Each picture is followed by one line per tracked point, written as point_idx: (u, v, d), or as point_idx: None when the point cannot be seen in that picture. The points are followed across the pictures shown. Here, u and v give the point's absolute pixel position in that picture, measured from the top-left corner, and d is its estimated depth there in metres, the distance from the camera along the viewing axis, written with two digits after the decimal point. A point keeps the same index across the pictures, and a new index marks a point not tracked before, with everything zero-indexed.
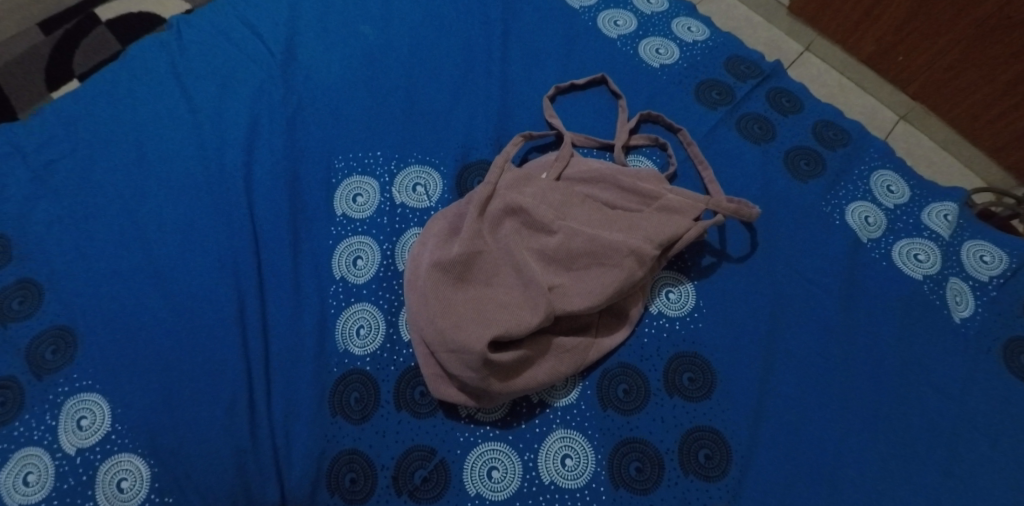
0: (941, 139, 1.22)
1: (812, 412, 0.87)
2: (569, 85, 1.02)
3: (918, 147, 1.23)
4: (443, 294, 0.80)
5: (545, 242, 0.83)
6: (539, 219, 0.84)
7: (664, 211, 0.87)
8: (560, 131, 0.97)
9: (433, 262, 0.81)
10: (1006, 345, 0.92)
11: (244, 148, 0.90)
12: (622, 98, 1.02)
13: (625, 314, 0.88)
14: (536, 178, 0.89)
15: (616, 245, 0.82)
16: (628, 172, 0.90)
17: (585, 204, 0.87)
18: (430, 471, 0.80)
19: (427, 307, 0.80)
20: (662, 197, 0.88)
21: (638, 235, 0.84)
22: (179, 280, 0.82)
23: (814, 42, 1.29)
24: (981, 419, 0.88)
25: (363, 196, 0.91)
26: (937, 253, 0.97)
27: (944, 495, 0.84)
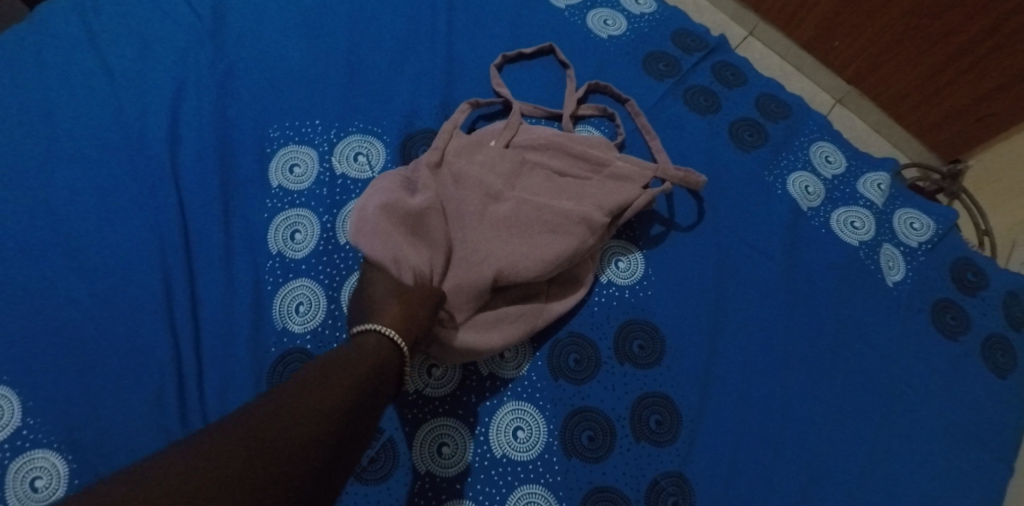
0: (875, 121, 1.25)
1: (756, 377, 0.88)
2: (517, 53, 0.99)
3: (853, 128, 1.25)
4: (395, 238, 0.74)
5: (496, 210, 0.81)
6: (489, 186, 0.82)
7: (614, 179, 0.88)
8: (507, 99, 0.95)
9: (386, 204, 0.76)
10: (935, 307, 0.95)
11: (169, 119, 0.84)
12: (570, 68, 1.01)
13: (578, 279, 0.87)
14: (484, 145, 0.87)
15: (568, 212, 0.82)
16: (576, 139, 0.89)
17: (534, 173, 0.86)
18: (377, 451, 0.77)
19: (381, 247, 0.73)
20: (611, 165, 0.88)
21: (589, 202, 0.84)
22: (98, 261, 0.77)
23: (757, 26, 1.29)
24: (913, 378, 0.91)
25: (300, 166, 0.86)
26: (872, 221, 1.00)
27: (878, 453, 0.86)
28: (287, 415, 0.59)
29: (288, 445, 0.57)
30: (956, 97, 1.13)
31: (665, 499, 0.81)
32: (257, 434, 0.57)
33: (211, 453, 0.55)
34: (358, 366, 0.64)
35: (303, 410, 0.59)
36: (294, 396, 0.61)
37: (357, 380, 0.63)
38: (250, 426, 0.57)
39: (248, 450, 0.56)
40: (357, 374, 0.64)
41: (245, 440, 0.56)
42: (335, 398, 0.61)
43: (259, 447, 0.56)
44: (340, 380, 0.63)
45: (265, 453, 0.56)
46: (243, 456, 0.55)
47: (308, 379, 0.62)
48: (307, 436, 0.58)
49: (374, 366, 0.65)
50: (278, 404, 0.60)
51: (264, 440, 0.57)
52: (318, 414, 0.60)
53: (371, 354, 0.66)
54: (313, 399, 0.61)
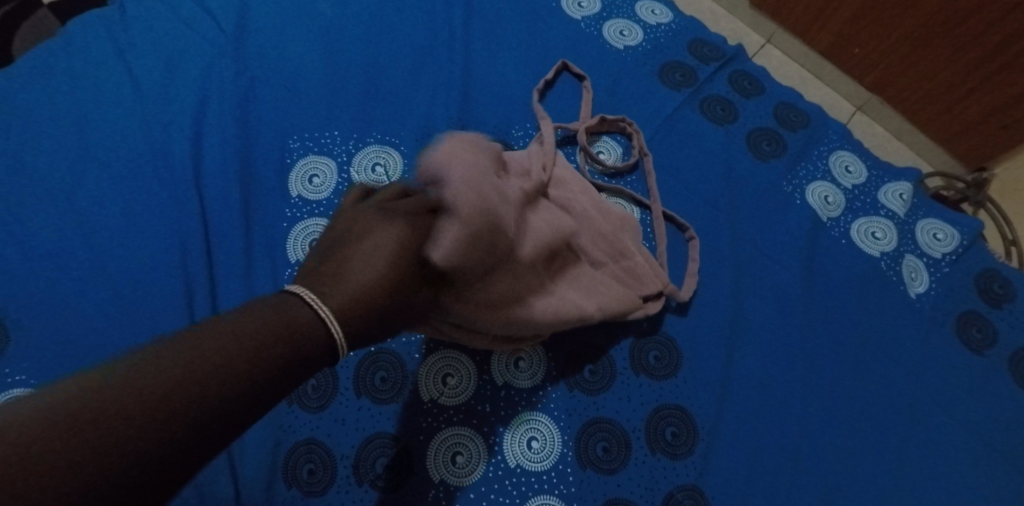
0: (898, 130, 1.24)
1: (775, 389, 0.87)
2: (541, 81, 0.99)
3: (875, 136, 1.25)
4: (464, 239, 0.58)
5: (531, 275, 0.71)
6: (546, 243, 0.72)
7: (625, 274, 0.85)
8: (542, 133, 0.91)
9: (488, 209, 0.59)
10: (959, 320, 0.94)
11: (192, 129, 0.86)
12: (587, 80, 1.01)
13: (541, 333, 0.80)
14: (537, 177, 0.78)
15: (572, 311, 0.77)
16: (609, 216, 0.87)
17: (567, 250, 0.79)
18: (392, 459, 0.78)
19: (451, 242, 0.57)
20: (631, 259, 0.85)
21: (593, 304, 0.79)
22: (122, 268, 0.79)
23: (777, 35, 1.28)
24: (937, 391, 0.89)
25: (319, 177, 0.88)
26: (893, 231, 0.98)
27: (900, 467, 0.85)
28: (154, 387, 0.46)
29: (140, 431, 0.45)
30: (980, 106, 1.11)
31: None
32: (104, 404, 0.44)
33: (39, 409, 0.43)
34: (281, 343, 0.51)
35: (179, 387, 0.46)
36: (183, 360, 0.48)
37: (268, 366, 0.50)
38: (105, 388, 0.45)
39: (86, 420, 0.44)
40: (271, 359, 0.50)
41: (89, 407, 0.44)
42: (229, 384, 0.48)
43: (101, 421, 0.44)
44: (246, 357, 0.49)
45: (105, 431, 0.44)
46: (73, 428, 0.43)
47: (208, 338, 0.49)
48: (165, 423, 0.45)
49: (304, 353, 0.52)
50: (158, 363, 0.47)
51: (112, 415, 0.44)
52: (199, 400, 0.47)
53: (305, 331, 0.52)
54: (202, 374, 0.47)
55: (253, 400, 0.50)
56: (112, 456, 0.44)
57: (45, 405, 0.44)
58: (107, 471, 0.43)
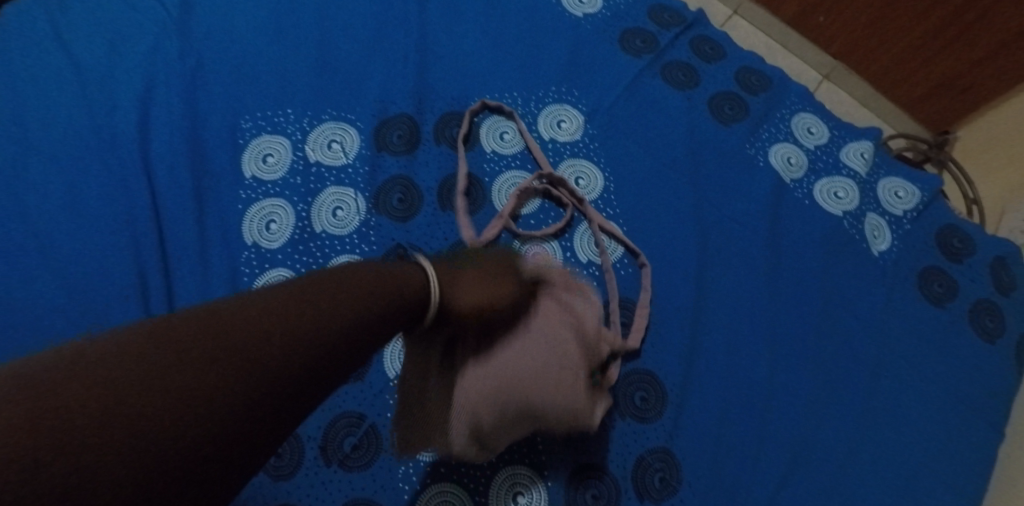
0: (862, 95, 1.24)
1: (741, 351, 0.88)
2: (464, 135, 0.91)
3: (840, 104, 1.25)
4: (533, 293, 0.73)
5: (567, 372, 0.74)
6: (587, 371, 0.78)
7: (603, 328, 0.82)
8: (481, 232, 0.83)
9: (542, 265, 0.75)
10: (921, 275, 0.96)
11: (138, 113, 0.84)
12: (514, 117, 0.95)
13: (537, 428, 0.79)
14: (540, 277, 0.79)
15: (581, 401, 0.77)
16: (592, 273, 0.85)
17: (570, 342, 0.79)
18: (360, 438, 0.79)
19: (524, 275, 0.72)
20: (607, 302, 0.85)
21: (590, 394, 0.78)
22: (71, 257, 0.77)
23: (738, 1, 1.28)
24: (899, 345, 0.91)
25: (273, 156, 0.86)
26: (856, 190, 0.99)
27: (866, 421, 0.87)
28: (232, 327, 0.46)
29: (236, 361, 0.45)
30: (943, 64, 1.12)
31: (652, 476, 0.81)
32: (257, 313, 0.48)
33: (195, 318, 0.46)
34: (344, 300, 0.54)
35: (254, 330, 0.47)
36: (256, 309, 0.48)
37: (340, 319, 0.52)
38: (181, 330, 0.45)
39: (167, 355, 0.43)
40: (347, 301, 0.54)
41: (167, 344, 0.43)
42: (304, 332, 0.49)
43: (219, 334, 0.45)
44: (318, 309, 0.51)
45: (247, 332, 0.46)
46: (155, 361, 0.42)
47: (274, 294, 0.51)
48: (250, 365, 0.45)
49: (367, 309, 0.55)
50: (226, 312, 0.47)
51: (197, 351, 0.44)
52: (279, 344, 0.47)
53: (376, 296, 0.56)
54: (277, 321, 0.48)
55: (326, 351, 0.50)
56: (201, 388, 0.42)
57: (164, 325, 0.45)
58: (193, 408, 0.42)
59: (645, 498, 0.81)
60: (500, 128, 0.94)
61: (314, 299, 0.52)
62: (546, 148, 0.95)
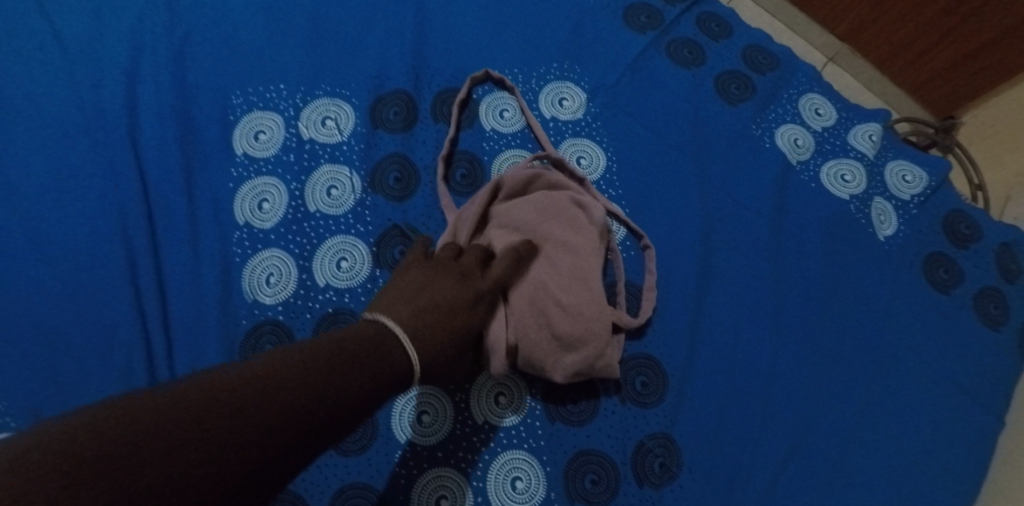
0: (868, 79, 1.22)
1: (743, 336, 0.87)
2: (457, 104, 0.89)
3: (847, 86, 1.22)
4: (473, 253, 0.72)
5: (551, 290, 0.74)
6: (568, 282, 0.75)
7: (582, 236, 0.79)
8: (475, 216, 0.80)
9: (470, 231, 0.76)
10: (927, 261, 0.94)
11: (125, 87, 0.82)
12: (509, 86, 0.92)
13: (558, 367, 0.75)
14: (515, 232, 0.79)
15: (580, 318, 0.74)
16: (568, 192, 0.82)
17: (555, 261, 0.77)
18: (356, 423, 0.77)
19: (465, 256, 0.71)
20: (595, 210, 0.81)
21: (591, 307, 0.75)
22: (56, 236, 0.75)
23: None
24: (904, 330, 0.89)
25: (265, 133, 0.84)
26: (863, 173, 0.97)
27: (868, 409, 0.86)
28: (233, 393, 0.51)
29: (246, 430, 0.50)
30: (952, 49, 1.09)
31: (651, 462, 0.80)
32: (273, 380, 0.53)
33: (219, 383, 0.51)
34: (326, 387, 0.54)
35: (222, 430, 0.49)
36: (227, 395, 0.50)
37: (317, 400, 0.54)
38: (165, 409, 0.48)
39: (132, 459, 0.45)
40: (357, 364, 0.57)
41: (129, 449, 0.45)
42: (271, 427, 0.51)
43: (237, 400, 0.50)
44: (323, 372, 0.55)
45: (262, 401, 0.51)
46: (114, 472, 0.44)
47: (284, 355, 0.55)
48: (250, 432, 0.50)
49: (352, 391, 0.56)
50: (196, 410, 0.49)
51: (191, 423, 0.48)
52: (248, 434, 0.50)
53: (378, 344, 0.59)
54: (246, 418, 0.50)
55: (300, 435, 0.53)
56: (163, 495, 0.46)
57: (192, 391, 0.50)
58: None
59: (645, 485, 0.79)
60: (500, 104, 0.92)
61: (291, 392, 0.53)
62: (547, 126, 0.92)
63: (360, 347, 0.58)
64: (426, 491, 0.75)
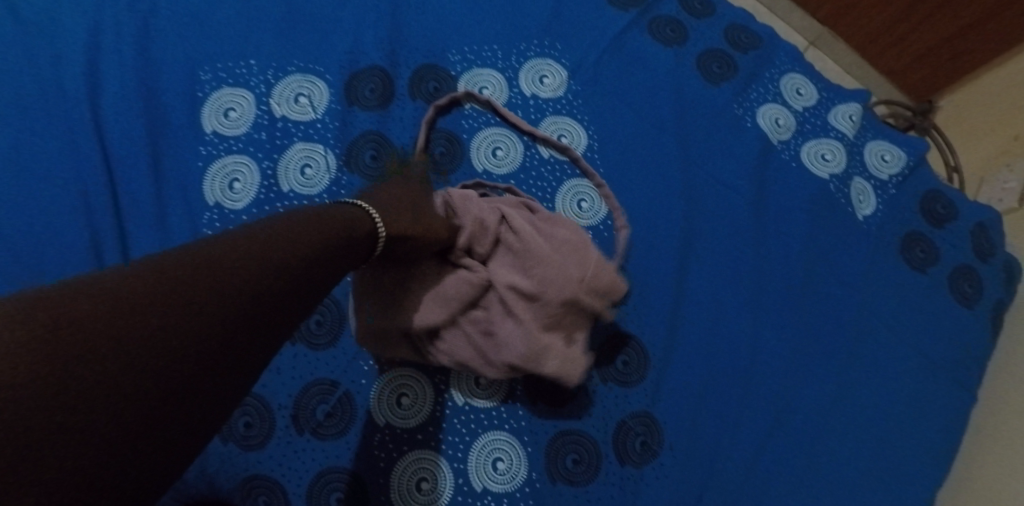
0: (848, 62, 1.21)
1: (723, 316, 0.86)
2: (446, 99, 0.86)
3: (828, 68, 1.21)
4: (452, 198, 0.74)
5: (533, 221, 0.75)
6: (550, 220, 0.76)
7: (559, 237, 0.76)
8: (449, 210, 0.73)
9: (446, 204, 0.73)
10: (903, 240, 0.94)
11: (86, 63, 0.79)
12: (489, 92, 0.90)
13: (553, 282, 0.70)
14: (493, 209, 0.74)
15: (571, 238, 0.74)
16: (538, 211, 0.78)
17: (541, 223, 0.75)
18: (333, 406, 0.76)
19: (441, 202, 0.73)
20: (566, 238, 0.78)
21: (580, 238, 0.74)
22: (14, 216, 0.72)
23: None
24: (882, 309, 0.90)
25: (236, 110, 0.81)
26: (843, 153, 0.97)
27: (845, 386, 0.86)
28: (200, 263, 0.46)
29: (218, 295, 0.45)
30: (931, 32, 1.08)
31: (633, 440, 0.80)
32: (237, 249, 0.49)
33: (176, 256, 0.46)
34: (273, 248, 0.51)
35: (194, 294, 0.44)
36: (192, 263, 0.46)
37: (285, 268, 0.50)
38: (130, 280, 0.43)
39: (101, 339, 0.39)
40: (318, 237, 0.54)
41: (100, 316, 0.40)
42: (225, 291, 0.46)
43: (204, 268, 0.46)
44: (286, 243, 0.52)
45: (231, 267, 0.47)
46: (89, 358, 0.38)
47: (244, 232, 0.51)
48: (221, 296, 0.46)
49: (318, 252, 0.54)
50: (151, 275, 0.43)
51: (158, 287, 0.43)
52: (220, 297, 0.45)
53: (342, 225, 0.57)
54: (215, 283, 0.46)
55: (269, 304, 0.49)
56: (140, 365, 0.40)
57: (151, 264, 0.44)
58: (121, 418, 0.39)
59: (626, 463, 0.79)
60: (480, 82, 0.90)
61: (256, 253, 0.49)
62: (528, 104, 0.90)
63: (322, 226, 0.56)
64: (406, 473, 0.74)
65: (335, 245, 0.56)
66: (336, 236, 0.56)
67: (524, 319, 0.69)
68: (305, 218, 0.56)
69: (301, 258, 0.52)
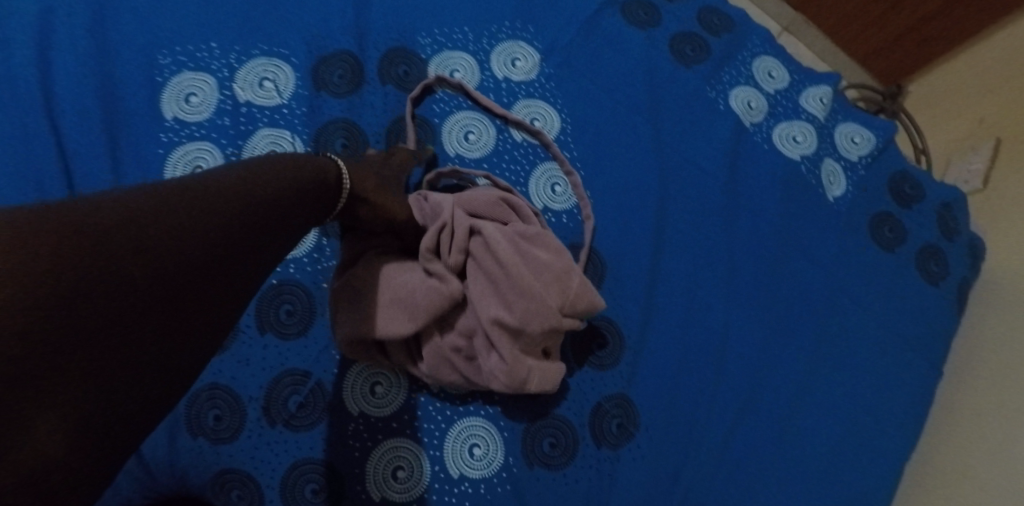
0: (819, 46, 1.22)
1: (696, 299, 0.86)
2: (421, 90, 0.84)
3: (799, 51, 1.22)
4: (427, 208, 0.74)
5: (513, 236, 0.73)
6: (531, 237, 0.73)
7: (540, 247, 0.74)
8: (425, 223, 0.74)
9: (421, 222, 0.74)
10: (873, 221, 0.95)
11: (37, 48, 0.76)
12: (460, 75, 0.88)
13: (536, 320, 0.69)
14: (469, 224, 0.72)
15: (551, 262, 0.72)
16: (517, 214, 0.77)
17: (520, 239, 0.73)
18: (306, 397, 0.74)
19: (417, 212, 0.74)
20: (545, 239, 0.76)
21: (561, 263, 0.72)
22: None
23: None
24: (853, 289, 0.91)
25: (197, 95, 0.79)
26: (814, 135, 0.97)
27: (816, 365, 0.87)
28: (163, 204, 0.45)
29: (186, 237, 0.45)
30: (900, 16, 1.09)
31: (609, 422, 0.80)
32: (202, 190, 0.48)
33: (139, 196, 0.45)
34: (221, 196, 0.48)
35: (161, 236, 0.44)
36: (157, 205, 0.45)
37: (251, 211, 0.50)
38: (94, 217, 0.42)
39: (70, 278, 0.39)
40: (281, 181, 0.54)
41: (68, 256, 0.39)
42: (193, 234, 0.45)
43: (170, 210, 0.45)
44: (252, 186, 0.51)
45: (196, 208, 0.47)
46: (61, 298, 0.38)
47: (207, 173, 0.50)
48: (189, 238, 0.45)
49: (283, 198, 0.54)
50: (116, 216, 0.43)
51: (123, 227, 0.42)
52: (189, 241, 0.45)
53: (304, 174, 0.57)
54: (182, 226, 0.45)
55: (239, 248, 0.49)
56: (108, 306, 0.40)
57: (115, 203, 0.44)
58: (65, 374, 0.38)
59: (603, 445, 0.79)
60: (451, 65, 0.88)
61: (222, 195, 0.49)
62: (500, 87, 0.89)
63: (286, 172, 0.55)
64: (382, 461, 0.73)
65: (298, 190, 0.55)
66: (299, 182, 0.56)
67: (504, 353, 0.69)
68: (267, 162, 0.55)
69: (267, 201, 0.52)
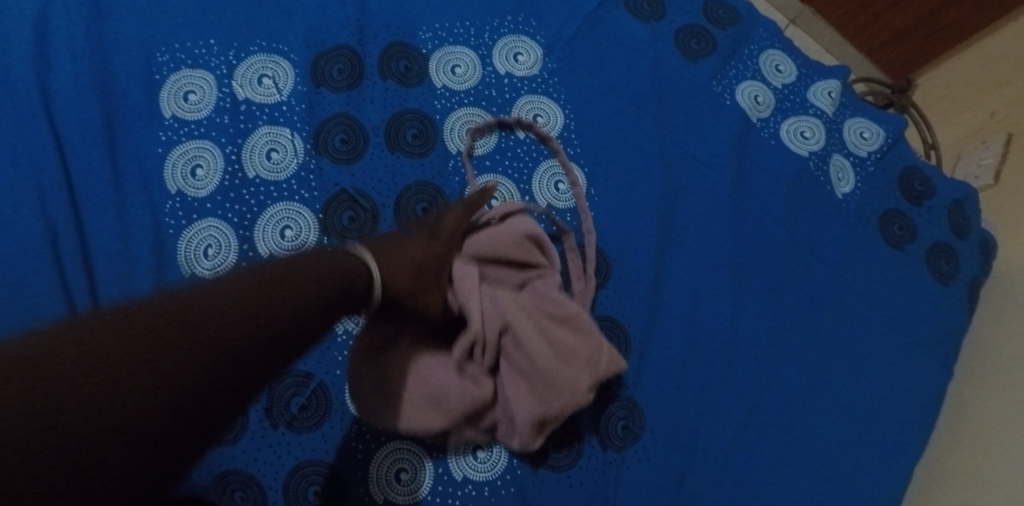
0: (827, 39, 1.20)
1: (703, 297, 0.85)
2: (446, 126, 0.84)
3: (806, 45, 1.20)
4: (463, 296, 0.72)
5: (538, 323, 0.73)
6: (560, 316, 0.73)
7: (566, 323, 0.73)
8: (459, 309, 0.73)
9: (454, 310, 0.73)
10: (882, 218, 0.93)
11: (34, 46, 0.76)
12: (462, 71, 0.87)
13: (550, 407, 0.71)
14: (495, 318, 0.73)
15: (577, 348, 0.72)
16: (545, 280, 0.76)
17: (545, 324, 0.73)
18: (308, 398, 0.74)
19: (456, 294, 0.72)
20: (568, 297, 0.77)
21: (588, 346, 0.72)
22: None
23: None
24: (862, 287, 0.89)
25: (196, 93, 0.78)
26: (822, 130, 0.96)
27: (825, 364, 0.85)
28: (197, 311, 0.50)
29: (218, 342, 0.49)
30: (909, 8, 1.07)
31: (614, 424, 0.79)
32: (236, 298, 0.52)
33: (176, 303, 0.50)
34: (248, 301, 0.52)
35: (192, 338, 0.48)
36: (195, 311, 0.49)
37: (279, 315, 0.53)
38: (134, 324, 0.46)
39: (110, 376, 0.43)
40: (313, 281, 0.58)
41: (110, 356, 0.44)
42: (224, 338, 0.49)
43: (203, 313, 0.50)
44: (283, 292, 0.55)
45: (227, 314, 0.51)
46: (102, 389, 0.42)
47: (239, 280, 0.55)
48: (220, 341, 0.49)
49: (314, 299, 0.57)
50: (155, 321, 0.47)
51: (162, 326, 0.47)
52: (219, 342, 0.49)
53: (336, 276, 0.60)
54: (214, 331, 0.49)
55: (266, 343, 0.52)
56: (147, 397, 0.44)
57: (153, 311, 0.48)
58: (93, 462, 0.41)
59: (608, 447, 0.78)
60: (452, 60, 0.87)
61: (252, 300, 0.53)
62: (503, 82, 0.88)
63: (316, 276, 0.58)
64: (384, 464, 0.73)
65: (328, 286, 0.58)
66: (330, 280, 0.59)
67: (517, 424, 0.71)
68: (299, 266, 0.59)
69: (295, 301, 0.55)
